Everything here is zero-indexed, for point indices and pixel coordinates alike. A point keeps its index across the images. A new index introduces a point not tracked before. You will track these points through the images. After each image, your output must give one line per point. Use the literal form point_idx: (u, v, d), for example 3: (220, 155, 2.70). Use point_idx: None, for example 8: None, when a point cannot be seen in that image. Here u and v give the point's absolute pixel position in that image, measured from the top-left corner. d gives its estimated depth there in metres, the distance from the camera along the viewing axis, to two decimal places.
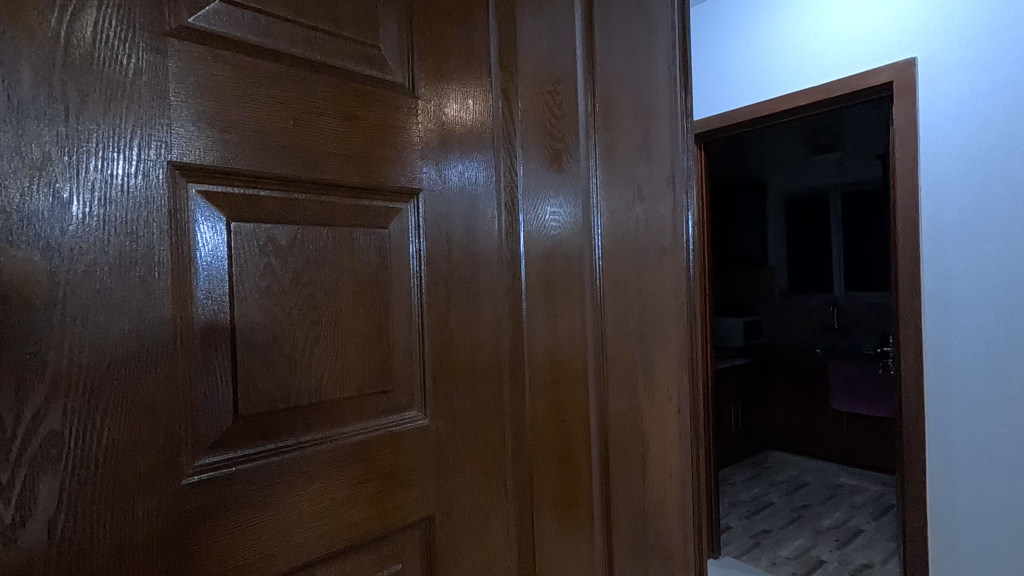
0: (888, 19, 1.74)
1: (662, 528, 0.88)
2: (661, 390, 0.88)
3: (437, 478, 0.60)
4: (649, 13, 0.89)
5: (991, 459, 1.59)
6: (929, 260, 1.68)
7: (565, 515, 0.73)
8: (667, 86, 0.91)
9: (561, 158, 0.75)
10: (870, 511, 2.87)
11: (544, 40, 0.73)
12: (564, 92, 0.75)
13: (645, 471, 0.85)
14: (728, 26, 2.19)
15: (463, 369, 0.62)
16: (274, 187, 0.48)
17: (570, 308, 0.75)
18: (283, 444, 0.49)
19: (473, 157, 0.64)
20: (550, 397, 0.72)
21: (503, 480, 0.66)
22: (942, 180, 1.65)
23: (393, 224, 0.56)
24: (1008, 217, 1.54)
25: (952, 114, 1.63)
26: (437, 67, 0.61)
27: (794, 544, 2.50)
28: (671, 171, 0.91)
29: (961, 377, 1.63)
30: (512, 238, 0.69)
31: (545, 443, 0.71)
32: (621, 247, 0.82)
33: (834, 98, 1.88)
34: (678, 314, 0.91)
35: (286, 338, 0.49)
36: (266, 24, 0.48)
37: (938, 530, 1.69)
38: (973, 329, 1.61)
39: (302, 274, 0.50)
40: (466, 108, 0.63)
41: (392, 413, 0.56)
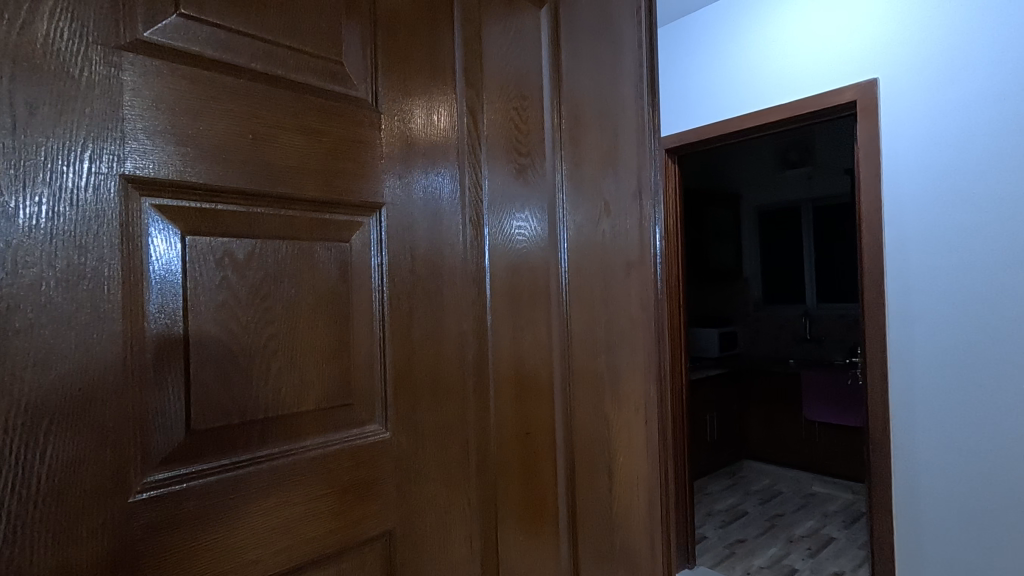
0: (852, 41, 1.80)
1: (630, 537, 0.89)
2: (629, 401, 0.90)
3: (398, 492, 0.59)
4: (616, 32, 0.92)
5: (954, 468, 1.63)
6: (893, 273, 1.74)
7: (531, 524, 0.74)
8: (634, 104, 0.94)
9: (527, 172, 0.76)
10: (842, 520, 2.92)
11: (511, 57, 0.74)
12: (530, 109, 0.77)
13: (612, 481, 0.86)
14: (701, 44, 2.25)
15: (425, 382, 0.62)
16: (232, 200, 0.48)
17: (536, 320, 0.76)
18: (238, 459, 0.48)
19: (439, 170, 0.64)
20: (515, 408, 0.73)
21: (466, 493, 0.66)
22: (904, 196, 1.71)
23: (355, 237, 0.56)
24: (966, 232, 1.59)
25: (913, 133, 1.69)
26: (403, 82, 0.61)
27: (767, 553, 2.53)
28: (638, 186, 0.94)
29: (924, 387, 1.68)
30: (478, 250, 0.69)
31: (510, 453, 0.72)
32: (587, 261, 0.84)
33: (802, 115, 1.94)
34: (644, 325, 0.93)
35: (241, 352, 0.48)
36: (226, 38, 0.48)
37: (904, 537, 1.73)
38: (934, 341, 1.65)
39: (260, 287, 0.50)
40: (432, 123, 0.64)
41: (352, 427, 0.56)
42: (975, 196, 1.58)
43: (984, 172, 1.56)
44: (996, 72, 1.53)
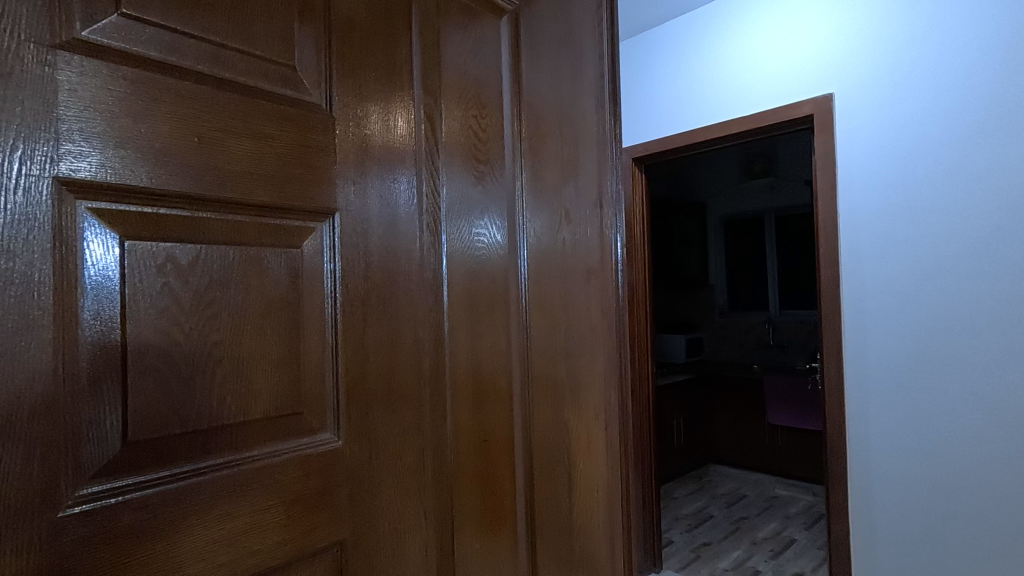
0: (809, 57, 1.88)
1: (590, 542, 0.90)
2: (588, 407, 0.91)
3: (350, 503, 0.59)
4: (577, 43, 0.93)
5: (906, 469, 1.68)
6: (848, 281, 1.80)
7: (488, 532, 0.74)
8: (595, 114, 0.95)
9: (486, 180, 0.76)
10: (803, 521, 3.00)
11: (472, 65, 0.75)
12: (489, 117, 0.77)
13: (572, 486, 0.87)
14: (666, 56, 2.30)
15: (379, 390, 0.62)
16: (176, 205, 0.47)
17: (494, 326, 0.76)
18: (180, 471, 0.47)
19: (396, 176, 0.64)
20: (473, 415, 0.72)
21: (421, 502, 0.65)
22: (858, 207, 1.78)
23: (307, 243, 0.56)
24: (915, 242, 1.66)
25: (867, 147, 1.76)
26: (359, 88, 0.61)
27: (732, 556, 2.57)
28: (598, 195, 0.95)
29: (877, 392, 1.74)
30: (435, 257, 0.69)
31: (467, 461, 0.71)
32: (547, 269, 0.85)
33: (762, 128, 2.00)
34: (604, 331, 0.95)
35: (184, 360, 0.47)
36: (171, 39, 0.47)
37: (859, 537, 1.78)
38: (887, 346, 1.72)
39: (204, 294, 0.48)
40: (389, 129, 0.64)
41: (303, 436, 0.55)
42: (923, 208, 1.64)
43: (931, 184, 1.63)
44: (941, 89, 1.60)
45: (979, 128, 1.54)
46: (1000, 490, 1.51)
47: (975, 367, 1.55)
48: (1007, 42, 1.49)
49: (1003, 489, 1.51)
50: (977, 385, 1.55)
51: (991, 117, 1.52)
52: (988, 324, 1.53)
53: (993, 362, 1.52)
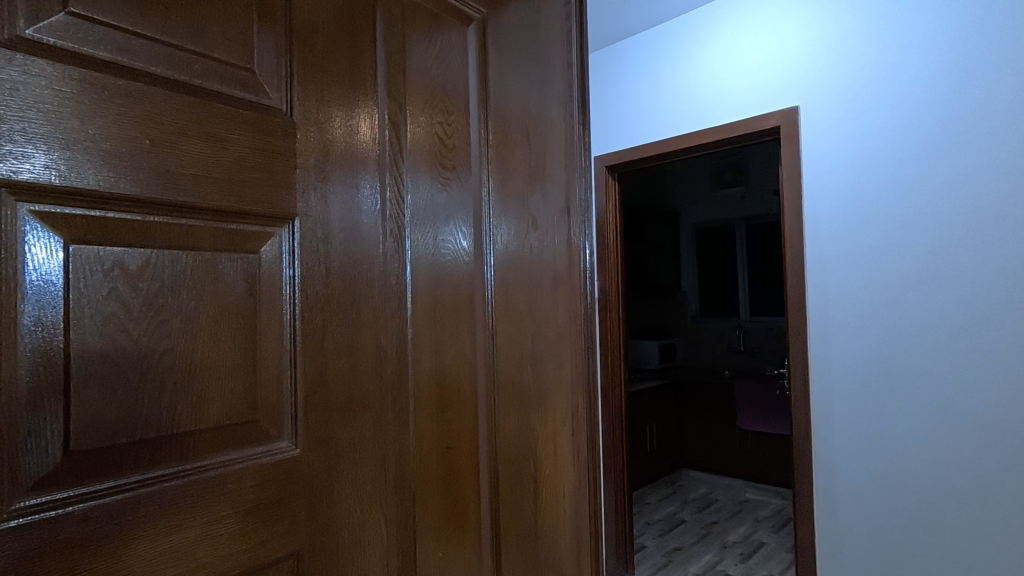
0: (776, 71, 1.93)
1: (555, 549, 0.90)
2: (555, 413, 0.91)
3: (308, 512, 0.58)
4: (546, 52, 0.94)
5: (869, 472, 1.73)
6: (813, 290, 1.85)
7: (452, 539, 0.73)
8: (563, 124, 0.97)
9: (452, 186, 0.76)
10: (772, 524, 3.05)
11: (438, 71, 0.75)
12: (456, 124, 0.78)
13: (538, 493, 0.87)
14: (637, 65, 2.33)
15: (340, 397, 0.61)
16: (125, 208, 0.46)
17: (459, 334, 0.76)
18: (126, 482, 0.45)
19: (359, 182, 0.64)
20: (436, 421, 0.72)
21: (382, 510, 0.65)
22: (822, 218, 1.83)
23: (265, 248, 0.55)
24: (876, 251, 1.72)
25: (831, 159, 1.81)
26: (320, 92, 0.60)
27: (703, 560, 2.60)
28: (566, 203, 0.97)
29: (841, 396, 1.79)
30: (398, 263, 0.68)
31: (430, 469, 0.71)
32: (514, 275, 0.85)
33: (730, 138, 2.05)
34: (571, 338, 0.96)
35: (131, 367, 0.46)
36: (123, 40, 0.47)
37: (824, 539, 1.82)
38: (850, 352, 1.77)
39: (154, 299, 0.47)
40: (352, 134, 0.63)
41: (259, 445, 0.54)
42: (883, 218, 1.70)
43: (891, 196, 1.68)
44: (900, 105, 1.66)
45: (935, 143, 1.60)
46: (956, 492, 1.57)
47: (933, 373, 1.61)
48: (960, 59, 1.56)
49: (960, 490, 1.56)
50: (935, 389, 1.60)
51: (945, 131, 1.59)
52: (945, 331, 1.59)
53: (950, 367, 1.58)
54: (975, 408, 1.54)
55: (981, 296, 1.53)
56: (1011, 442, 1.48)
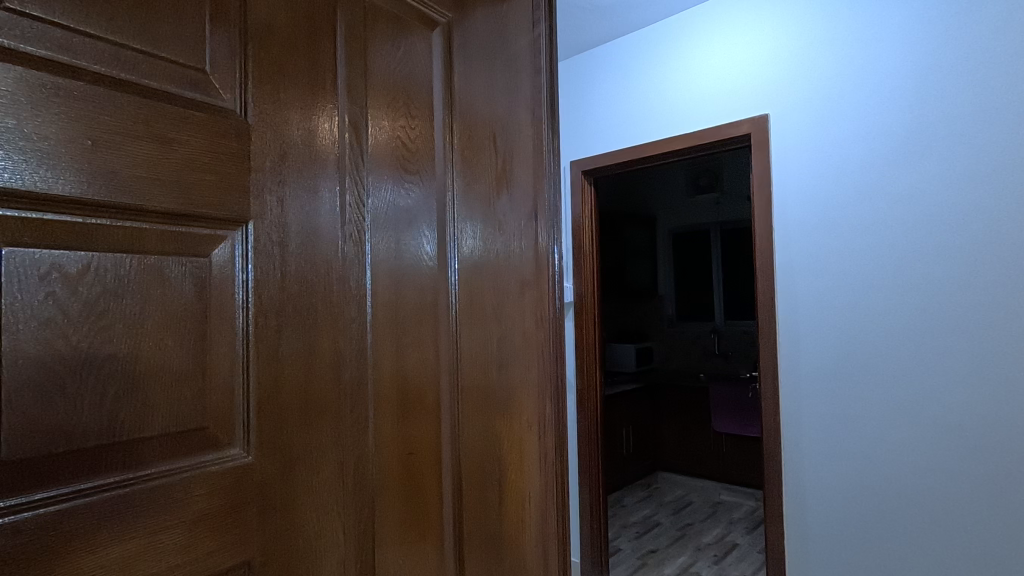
0: (747, 79, 1.96)
1: (519, 555, 0.90)
2: (521, 417, 0.91)
3: (260, 521, 0.56)
4: (512, 56, 0.94)
5: (836, 473, 1.76)
6: (783, 295, 1.89)
7: (413, 546, 0.72)
8: (531, 129, 0.98)
9: (415, 190, 0.76)
10: (745, 526, 3.09)
11: (401, 73, 0.75)
12: (419, 128, 0.77)
13: (503, 497, 0.87)
14: (612, 71, 2.35)
15: (294, 404, 0.60)
16: (64, 209, 0.45)
17: (422, 339, 0.75)
18: (63, 492, 0.44)
19: (318, 185, 0.63)
20: (398, 427, 0.71)
21: (340, 518, 0.64)
22: (791, 224, 1.87)
23: (216, 252, 0.54)
24: (842, 257, 1.75)
25: (800, 166, 1.85)
26: (276, 94, 0.59)
27: (677, 562, 2.63)
28: (534, 209, 0.97)
29: (809, 399, 1.83)
30: (358, 267, 0.68)
31: (390, 475, 0.70)
32: (480, 279, 0.85)
33: (703, 145, 2.07)
34: (538, 343, 0.96)
35: (68, 373, 0.45)
36: (64, 37, 0.45)
37: (793, 539, 1.85)
38: (818, 355, 1.80)
39: (95, 304, 0.46)
40: (311, 136, 0.63)
41: (208, 452, 0.53)
42: (849, 225, 1.74)
43: (858, 204, 1.72)
44: (866, 115, 1.71)
45: (898, 152, 1.65)
46: (919, 492, 1.61)
47: (896, 376, 1.65)
48: (921, 71, 1.61)
49: (923, 490, 1.60)
50: (899, 392, 1.64)
51: (907, 141, 1.63)
52: (907, 335, 1.63)
53: (912, 371, 1.62)
54: (936, 410, 1.58)
55: (942, 302, 1.57)
56: (970, 443, 1.53)
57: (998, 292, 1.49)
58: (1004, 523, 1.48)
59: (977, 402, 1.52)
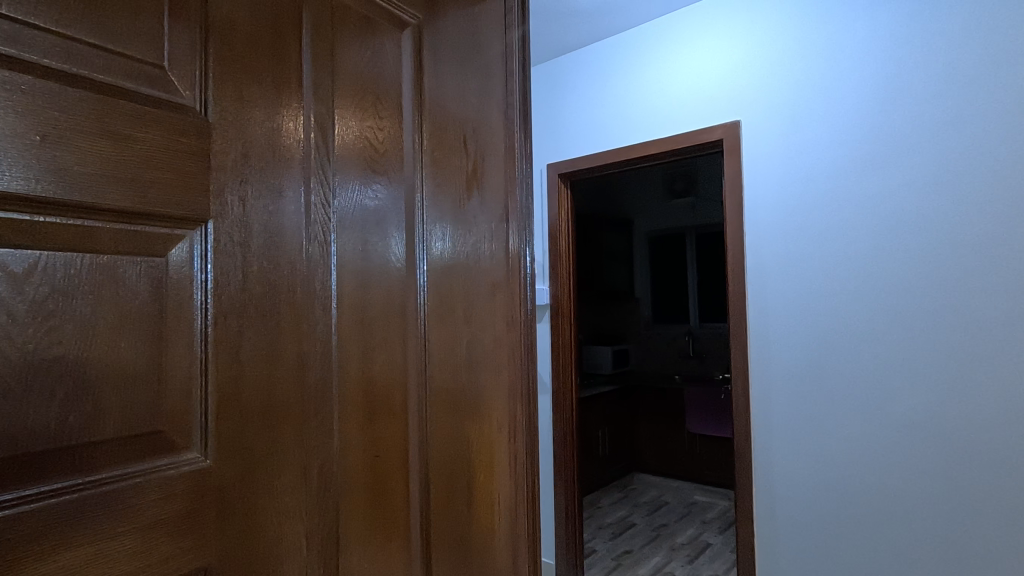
0: (720, 86, 2.00)
1: (489, 558, 0.89)
2: (491, 419, 0.91)
3: (218, 526, 0.55)
4: (484, 58, 0.95)
5: (805, 473, 1.80)
6: (754, 298, 1.92)
7: (378, 550, 0.72)
8: (502, 131, 0.98)
9: (383, 192, 0.75)
10: (718, 525, 3.14)
11: (370, 73, 0.74)
12: (388, 129, 0.77)
13: (472, 500, 0.87)
14: (589, 76, 2.37)
15: (255, 407, 0.59)
16: (11, 206, 0.44)
17: (389, 341, 0.75)
18: (6, 497, 0.42)
19: (282, 185, 0.62)
20: (364, 430, 0.71)
21: (302, 522, 0.63)
22: (761, 229, 1.91)
23: (173, 251, 0.53)
24: (811, 261, 1.80)
25: (771, 173, 1.89)
26: (238, 92, 0.58)
27: (651, 562, 2.65)
28: (505, 211, 0.97)
29: (779, 400, 1.86)
30: (324, 269, 0.67)
31: (356, 478, 0.69)
32: (449, 281, 0.85)
33: (677, 150, 2.10)
34: (509, 345, 0.96)
35: (13, 375, 0.43)
36: (13, 30, 0.44)
37: (763, 538, 1.88)
38: (788, 357, 1.84)
39: (43, 304, 0.45)
40: (275, 135, 0.62)
41: (163, 456, 0.52)
42: (817, 231, 1.79)
43: (826, 210, 1.77)
44: (833, 123, 1.76)
45: (863, 160, 1.70)
46: (883, 491, 1.65)
47: (862, 378, 1.69)
48: (885, 82, 1.66)
49: (887, 489, 1.65)
50: (864, 393, 1.69)
51: (872, 150, 1.68)
52: (871, 338, 1.68)
53: (877, 372, 1.67)
54: (900, 410, 1.63)
55: (904, 305, 1.62)
56: (931, 441, 1.58)
57: (957, 296, 1.54)
58: (963, 519, 1.53)
59: (937, 401, 1.57)
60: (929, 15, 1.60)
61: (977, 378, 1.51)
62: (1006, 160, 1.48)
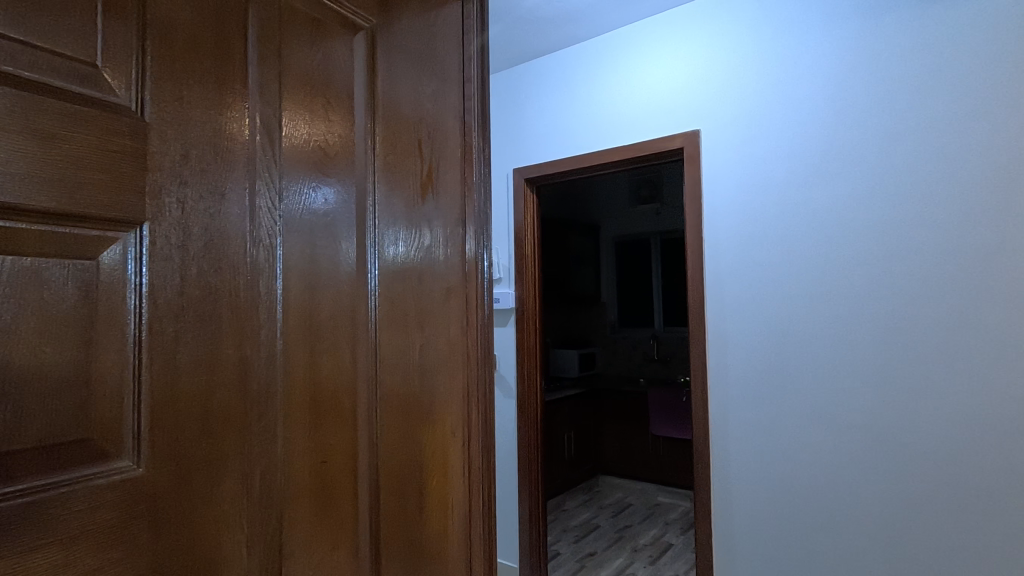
0: (680, 95, 2.04)
1: (441, 564, 0.89)
2: (444, 423, 0.91)
3: (152, 536, 0.54)
4: (440, 63, 0.95)
5: (760, 474, 1.85)
6: (712, 303, 1.97)
7: (324, 557, 0.71)
8: (458, 136, 0.98)
9: (333, 195, 0.75)
10: (680, 526, 3.19)
11: (319, 75, 0.74)
12: (339, 132, 0.76)
13: (424, 504, 0.87)
14: (554, 82, 2.40)
15: (193, 413, 0.58)
16: None
17: (337, 346, 0.74)
18: None
19: (224, 187, 0.61)
20: (310, 435, 0.70)
21: (243, 530, 0.62)
22: (719, 235, 1.96)
23: (105, 254, 0.52)
24: (766, 268, 1.85)
25: (729, 181, 1.94)
26: (177, 93, 0.57)
27: (614, 564, 2.68)
28: (461, 215, 0.98)
29: (735, 402, 1.91)
30: (269, 273, 0.66)
31: (301, 485, 0.68)
32: (402, 285, 0.85)
33: (639, 157, 2.14)
34: (464, 349, 0.96)
35: None
36: None
37: (720, 539, 1.92)
38: (744, 360, 1.89)
39: None
40: (217, 137, 0.61)
41: (93, 465, 0.50)
42: (772, 238, 1.85)
43: (780, 218, 1.83)
44: (787, 134, 1.82)
45: (815, 171, 1.77)
46: (833, 489, 1.72)
47: (815, 380, 1.76)
48: (835, 96, 1.74)
49: (836, 487, 1.71)
50: (815, 395, 1.75)
51: (823, 161, 1.75)
52: (822, 341, 1.75)
53: (827, 375, 1.73)
54: (849, 411, 1.70)
55: (852, 310, 1.69)
56: (877, 440, 1.65)
57: (900, 302, 1.62)
58: (907, 515, 1.60)
59: (882, 403, 1.64)
60: (875, 35, 1.68)
61: (919, 380, 1.59)
62: (945, 172, 1.56)
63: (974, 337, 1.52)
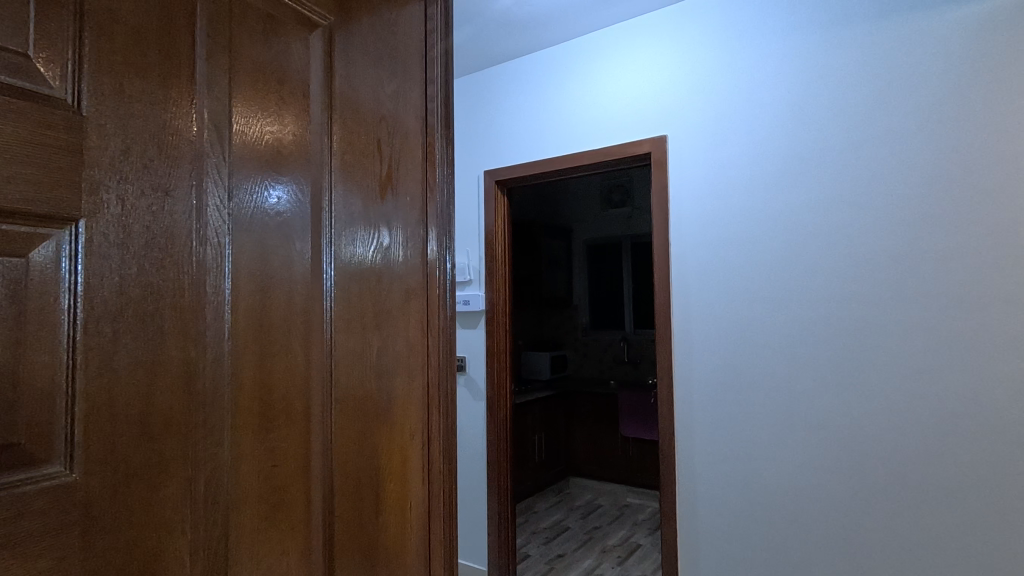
0: (648, 101, 2.07)
1: (398, 567, 0.88)
2: (403, 426, 0.90)
3: (85, 543, 0.52)
4: (402, 63, 0.94)
5: (724, 473, 1.88)
6: (678, 306, 2.00)
7: (273, 562, 0.70)
8: (419, 135, 0.98)
9: (286, 194, 0.73)
10: (648, 527, 3.23)
11: (274, 72, 0.73)
12: (293, 131, 0.75)
13: (381, 508, 0.86)
14: (525, 85, 2.41)
15: (132, 416, 0.56)
16: None
17: (289, 348, 0.73)
18: None
19: (167, 184, 0.59)
20: (258, 439, 0.68)
21: (186, 536, 0.60)
22: (686, 239, 1.99)
23: (36, 252, 0.50)
24: (730, 272, 1.89)
25: (695, 186, 1.97)
26: (118, 87, 0.56)
27: (582, 565, 2.69)
28: (422, 216, 0.97)
29: (700, 404, 1.94)
30: (217, 273, 0.64)
31: (249, 489, 0.67)
32: (359, 286, 0.84)
33: (608, 161, 2.16)
34: (423, 351, 0.95)
35: None
36: None
37: (685, 538, 1.95)
38: (709, 362, 1.93)
39: None
40: (161, 133, 0.59)
41: (21, 471, 0.48)
42: (736, 243, 1.89)
43: (744, 223, 1.87)
44: (751, 141, 1.86)
45: (777, 177, 1.82)
46: (793, 487, 1.76)
47: (777, 381, 1.80)
48: (796, 106, 1.79)
49: (796, 485, 1.76)
50: (777, 396, 1.80)
51: (784, 168, 1.80)
52: (783, 343, 1.79)
53: (788, 376, 1.78)
54: (808, 412, 1.74)
55: (812, 314, 1.74)
56: (835, 440, 1.70)
57: (856, 306, 1.68)
58: (862, 511, 1.66)
59: (839, 403, 1.70)
60: (834, 48, 1.74)
61: (873, 381, 1.65)
62: (898, 182, 1.63)
63: (926, 339, 1.58)
